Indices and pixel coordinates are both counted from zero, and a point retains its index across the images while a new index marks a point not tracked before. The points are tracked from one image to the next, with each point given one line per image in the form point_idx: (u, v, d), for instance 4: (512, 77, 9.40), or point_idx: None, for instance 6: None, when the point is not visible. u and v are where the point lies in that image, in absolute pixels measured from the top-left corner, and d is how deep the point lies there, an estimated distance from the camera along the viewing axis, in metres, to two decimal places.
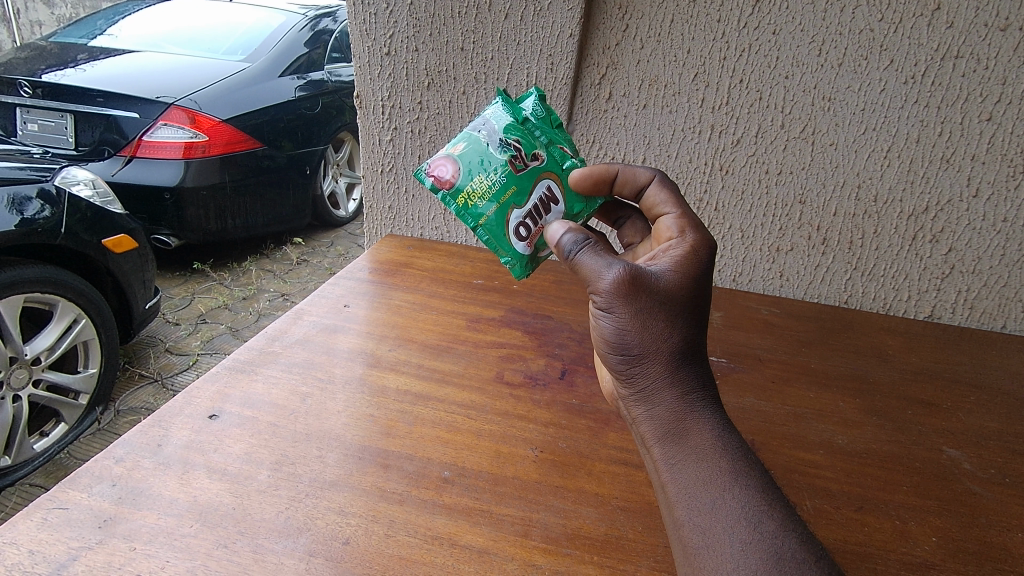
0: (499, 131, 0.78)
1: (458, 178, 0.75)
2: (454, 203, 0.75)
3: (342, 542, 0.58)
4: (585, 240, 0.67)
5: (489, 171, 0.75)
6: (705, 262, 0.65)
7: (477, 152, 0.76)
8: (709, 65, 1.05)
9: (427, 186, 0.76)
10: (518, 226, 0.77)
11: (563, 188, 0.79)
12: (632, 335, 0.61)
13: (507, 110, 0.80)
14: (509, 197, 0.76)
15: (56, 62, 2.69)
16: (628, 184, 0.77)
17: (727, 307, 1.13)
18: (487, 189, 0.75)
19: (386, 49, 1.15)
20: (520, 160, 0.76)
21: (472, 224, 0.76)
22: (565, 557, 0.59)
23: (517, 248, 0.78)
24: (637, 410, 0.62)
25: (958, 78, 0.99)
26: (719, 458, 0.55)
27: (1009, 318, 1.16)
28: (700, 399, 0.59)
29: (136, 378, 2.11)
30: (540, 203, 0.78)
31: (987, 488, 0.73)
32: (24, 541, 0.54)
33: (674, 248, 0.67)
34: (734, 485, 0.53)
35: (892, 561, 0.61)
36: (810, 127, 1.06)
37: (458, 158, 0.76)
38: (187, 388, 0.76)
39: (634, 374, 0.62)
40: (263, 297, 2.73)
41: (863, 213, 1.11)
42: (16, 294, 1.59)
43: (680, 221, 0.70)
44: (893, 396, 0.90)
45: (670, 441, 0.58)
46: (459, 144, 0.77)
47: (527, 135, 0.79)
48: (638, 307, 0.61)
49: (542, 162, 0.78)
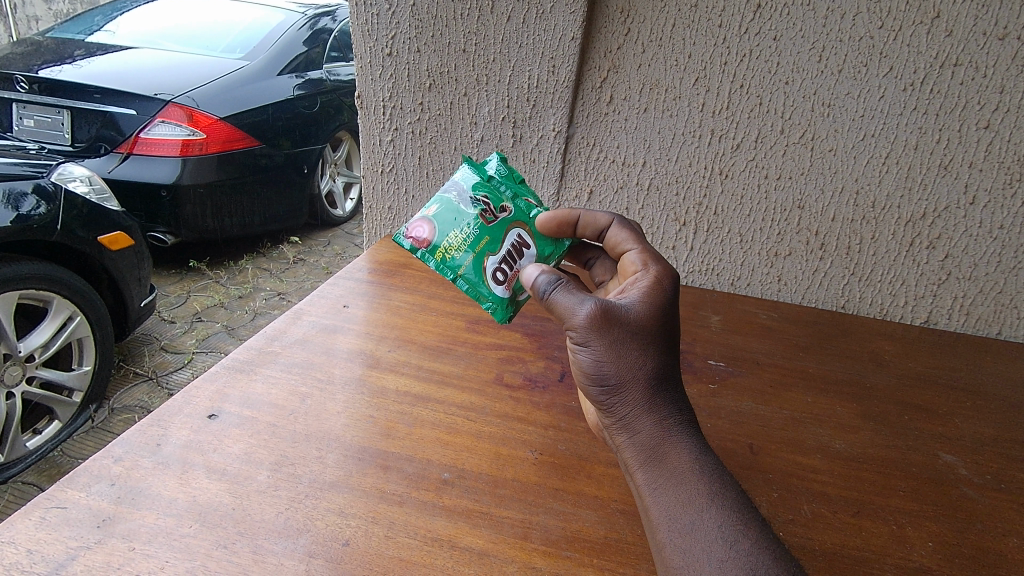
0: (468, 190, 0.80)
1: (433, 236, 0.77)
2: (433, 259, 0.76)
3: (342, 543, 0.58)
4: (558, 280, 0.67)
5: (460, 225, 0.77)
6: (670, 291, 0.66)
7: (451, 210, 0.78)
8: (710, 70, 1.06)
9: (404, 248, 0.77)
10: (495, 272, 0.78)
11: (533, 234, 0.80)
12: (609, 367, 0.61)
13: (473, 169, 0.82)
14: (484, 247, 0.77)
15: (53, 57, 2.68)
16: (589, 227, 0.78)
17: (724, 312, 1.14)
18: (462, 242, 0.77)
19: (387, 50, 1.16)
20: (490, 212, 0.78)
21: (452, 275, 0.77)
22: (565, 559, 0.59)
23: (496, 292, 0.78)
24: (618, 437, 0.62)
25: (957, 86, 1.00)
26: (696, 479, 0.56)
27: (1004, 324, 1.16)
28: (676, 423, 0.60)
29: (130, 376, 2.11)
30: (512, 248, 0.79)
31: (982, 494, 0.73)
32: (23, 540, 0.54)
33: (640, 280, 0.67)
34: (711, 506, 0.54)
35: (889, 565, 0.61)
36: (809, 133, 1.07)
37: (433, 217, 0.78)
38: (187, 387, 0.76)
39: (614, 405, 0.62)
40: (259, 296, 2.72)
41: (861, 219, 1.12)
42: (11, 291, 1.58)
43: (644, 255, 0.72)
44: (889, 401, 0.91)
45: (652, 466, 0.58)
46: (432, 206, 0.79)
47: (494, 190, 0.81)
48: (612, 339, 0.61)
49: (511, 213, 0.80)
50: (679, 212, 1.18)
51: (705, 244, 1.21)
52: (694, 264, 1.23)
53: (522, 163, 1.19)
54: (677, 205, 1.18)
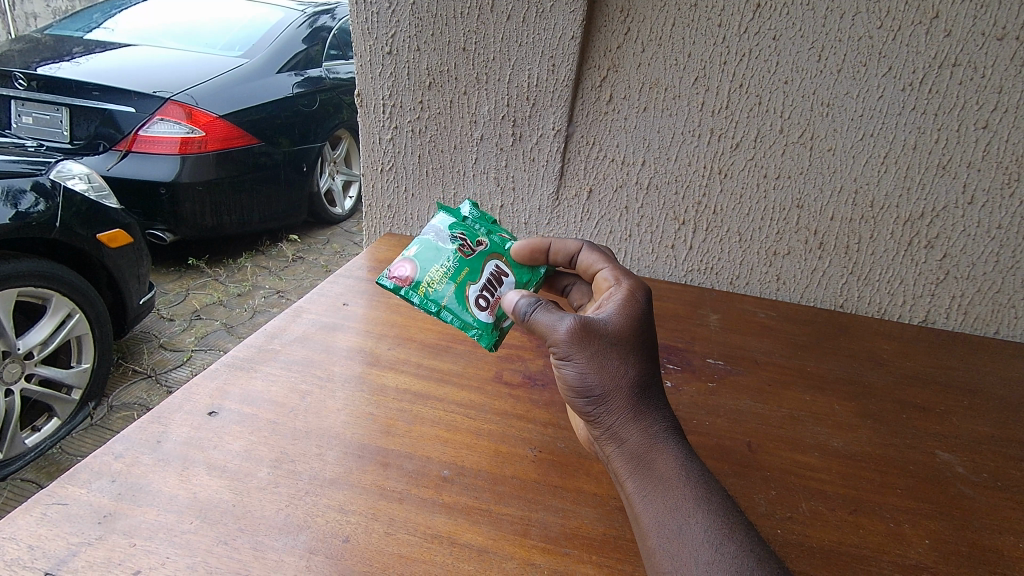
0: (444, 230, 0.81)
1: (415, 272, 0.76)
2: (417, 295, 0.75)
3: (342, 539, 0.58)
4: (537, 299, 0.67)
5: (441, 260, 0.78)
6: (644, 302, 0.67)
7: (430, 248, 0.79)
8: (710, 69, 1.06)
9: (387, 288, 0.76)
10: (478, 299, 0.77)
11: (509, 263, 0.82)
12: (593, 378, 0.61)
13: (447, 212, 0.84)
14: (464, 277, 0.78)
15: (52, 54, 2.67)
16: (561, 253, 0.80)
17: (723, 310, 1.14)
18: (444, 276, 0.77)
19: (388, 48, 1.16)
20: (467, 246, 0.80)
21: (436, 307, 0.76)
22: (563, 556, 0.59)
23: (481, 318, 0.77)
24: (607, 447, 0.62)
25: (955, 86, 1.00)
26: (682, 485, 0.56)
27: (1001, 324, 1.17)
28: (662, 430, 0.60)
29: (130, 373, 2.11)
30: (492, 276, 0.80)
31: (979, 492, 0.73)
32: (24, 536, 0.54)
33: (615, 294, 0.68)
34: (697, 511, 0.54)
35: (887, 563, 0.62)
36: (809, 133, 1.07)
37: (413, 257, 0.78)
38: (187, 384, 0.76)
39: (600, 416, 0.61)
40: (258, 294, 2.72)
41: (860, 218, 1.12)
42: (9, 288, 1.58)
43: (616, 271, 0.73)
44: (887, 400, 0.91)
45: (641, 473, 0.58)
46: (412, 248, 0.80)
47: (469, 228, 0.83)
48: (593, 351, 0.62)
49: (487, 246, 0.82)
50: (678, 211, 1.19)
51: (704, 243, 1.21)
52: (694, 263, 1.24)
53: (521, 161, 1.19)
54: (677, 204, 1.18)
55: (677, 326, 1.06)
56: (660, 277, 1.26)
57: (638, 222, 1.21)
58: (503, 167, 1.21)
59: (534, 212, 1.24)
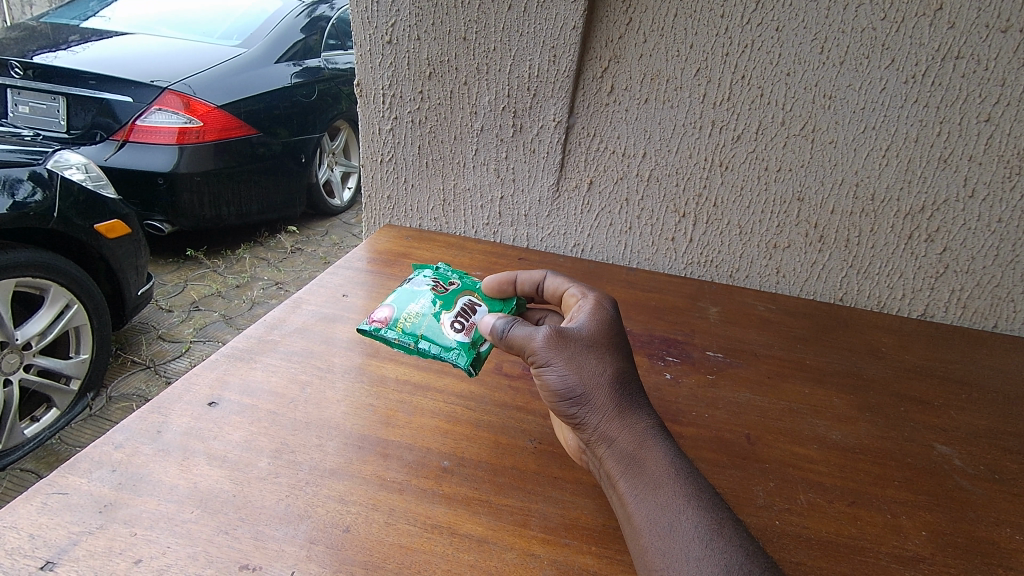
0: (417, 280, 0.85)
1: (391, 312, 0.77)
2: (394, 331, 0.75)
3: (343, 529, 0.58)
4: (510, 315, 0.68)
5: (416, 299, 0.79)
6: (612, 309, 0.69)
7: (405, 294, 0.81)
8: (711, 61, 1.05)
9: (366, 332, 0.75)
10: (453, 322, 0.76)
11: (482, 297, 0.82)
12: (574, 378, 0.61)
13: (419, 270, 0.89)
14: (438, 308, 0.78)
15: (48, 43, 2.65)
16: (528, 283, 0.80)
17: (722, 303, 1.15)
18: (419, 310, 0.77)
19: (388, 37, 1.15)
20: (439, 287, 0.82)
21: (415, 340, 0.74)
22: (563, 547, 0.59)
23: (458, 339, 0.74)
24: (598, 447, 0.60)
25: (958, 79, 0.99)
26: (672, 481, 0.55)
27: (1000, 317, 1.17)
28: (650, 427, 0.60)
29: (128, 364, 2.11)
30: (466, 305, 0.79)
31: (976, 484, 0.74)
32: (25, 525, 0.54)
33: (584, 305, 0.70)
34: (688, 507, 0.53)
35: (884, 554, 0.62)
36: (810, 125, 1.07)
37: (390, 303, 0.79)
38: (187, 375, 0.76)
39: (585, 417, 0.61)
40: (257, 285, 2.72)
41: (860, 211, 1.12)
42: (7, 278, 1.57)
43: (581, 286, 0.75)
44: (885, 393, 0.91)
45: (631, 472, 0.57)
46: (389, 298, 0.81)
47: (440, 275, 0.86)
48: (570, 353, 0.62)
49: (459, 286, 0.84)
50: (679, 204, 1.18)
51: (704, 236, 1.21)
52: (693, 255, 1.24)
53: (522, 153, 1.19)
54: (677, 196, 1.18)
55: (676, 319, 1.06)
56: (660, 269, 1.26)
57: (638, 214, 1.21)
58: (504, 159, 1.20)
59: (535, 203, 1.24)
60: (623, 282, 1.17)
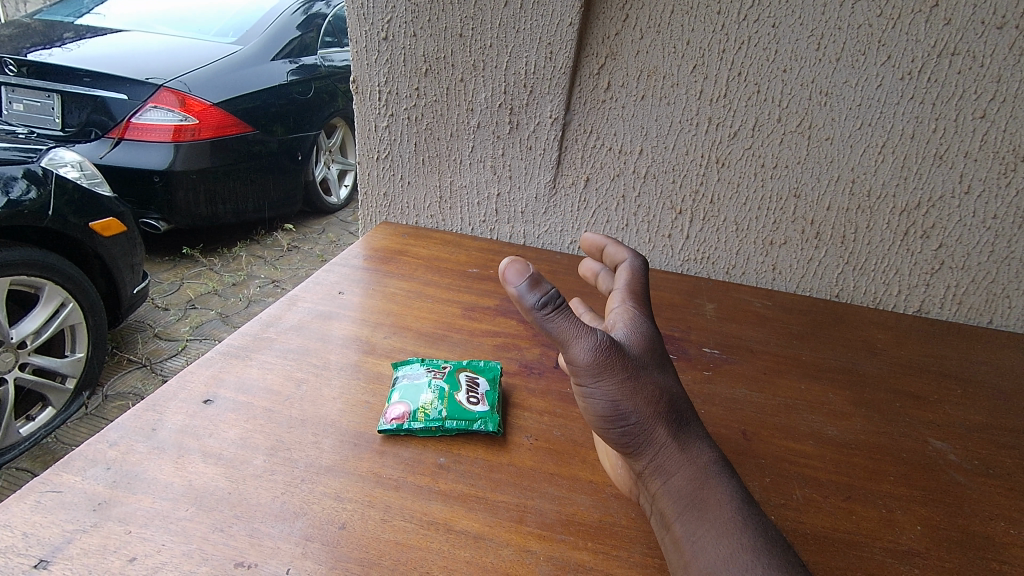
0: (409, 370, 0.79)
1: (406, 406, 0.72)
2: (417, 423, 0.70)
3: (338, 527, 0.58)
4: (558, 296, 0.56)
5: (421, 387, 0.75)
6: (656, 336, 0.63)
7: (409, 386, 0.75)
8: (708, 57, 1.05)
9: (390, 432, 0.70)
10: (468, 395, 0.75)
11: (475, 368, 0.81)
12: (621, 406, 0.56)
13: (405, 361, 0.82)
14: (449, 389, 0.75)
15: (42, 40, 2.63)
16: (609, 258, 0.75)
17: (719, 300, 1.15)
18: (432, 395, 0.74)
19: (383, 34, 1.14)
20: (438, 373, 0.78)
21: (439, 421, 0.70)
22: (559, 543, 0.59)
23: (480, 409, 0.73)
24: (653, 483, 0.56)
25: (954, 75, 0.99)
26: (740, 531, 0.51)
27: (995, 313, 1.17)
28: (712, 464, 0.56)
29: (124, 363, 2.10)
30: (469, 381, 0.78)
31: (971, 479, 0.74)
32: (18, 523, 0.54)
33: (629, 322, 0.63)
34: (756, 564, 0.49)
35: (879, 548, 0.62)
36: (807, 122, 1.07)
37: (397, 398, 0.74)
38: (181, 372, 0.76)
39: (640, 448, 0.56)
40: (254, 283, 2.71)
41: (856, 208, 1.12)
42: (1, 277, 1.56)
43: (632, 297, 0.67)
44: (881, 389, 0.92)
45: (692, 515, 0.53)
46: (392, 394, 0.75)
47: (430, 361, 0.82)
48: (621, 378, 0.56)
49: (452, 364, 0.81)
50: (675, 200, 1.18)
51: (700, 233, 1.21)
52: (690, 252, 1.24)
53: (518, 149, 1.18)
54: (673, 193, 1.18)
55: (673, 316, 1.06)
56: (656, 266, 1.26)
57: (635, 211, 1.21)
58: (500, 155, 1.20)
59: (531, 200, 1.23)
60: None
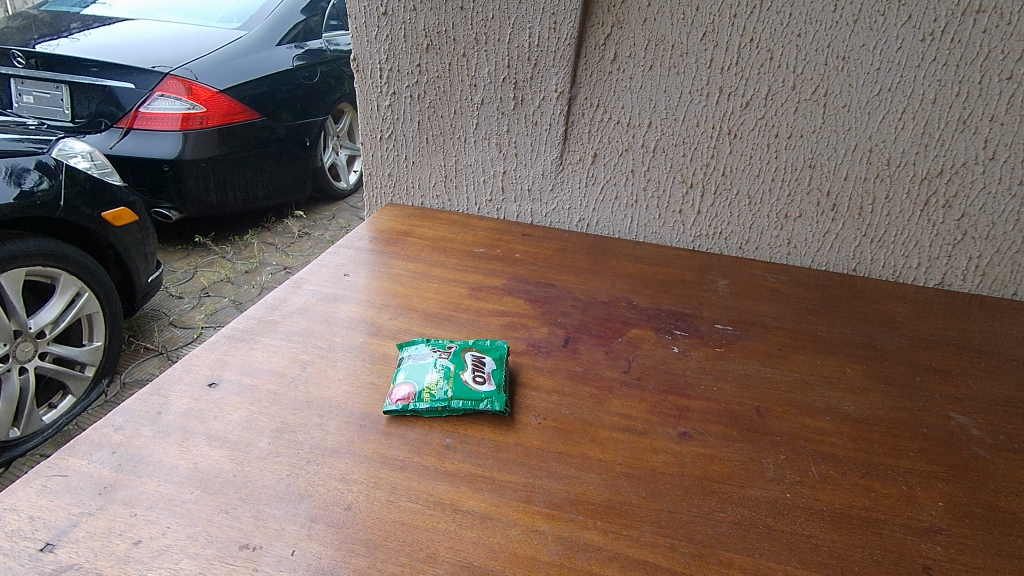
0: (414, 351, 0.78)
1: (411, 387, 0.71)
2: (423, 403, 0.69)
3: (343, 507, 0.57)
4: None
5: (427, 368, 0.74)
6: None
7: (415, 366, 0.74)
8: (719, 23, 1.01)
9: (395, 413, 0.69)
10: (474, 374, 0.74)
11: (481, 348, 0.80)
12: None
13: (411, 342, 0.81)
14: (453, 370, 0.74)
15: (49, 30, 2.63)
16: None
17: (732, 276, 1.12)
18: (437, 375, 0.73)
19: (383, 9, 1.12)
20: (443, 353, 0.77)
21: (445, 401, 0.69)
22: (568, 522, 0.58)
23: (486, 389, 0.72)
24: None
25: (979, 35, 0.94)
26: None
27: (1020, 285, 1.13)
28: None
29: (141, 351, 2.13)
30: (475, 360, 0.77)
31: (995, 454, 0.71)
32: (24, 507, 0.54)
33: None
34: None
35: (898, 525, 0.60)
36: (822, 88, 1.03)
37: (402, 378, 0.73)
38: (187, 356, 0.76)
39: None
40: (266, 270, 2.72)
41: (874, 177, 1.08)
42: (17, 268, 1.58)
43: None
44: (900, 364, 0.89)
45: None
46: (398, 374, 0.74)
47: (436, 341, 0.81)
48: None
49: (457, 345, 0.80)
50: (686, 173, 1.15)
51: (712, 207, 1.18)
52: (701, 228, 1.21)
53: (523, 126, 1.16)
54: (684, 166, 1.15)
55: (684, 292, 1.04)
56: (667, 243, 1.23)
57: (644, 186, 1.18)
58: (505, 132, 1.17)
59: (538, 177, 1.21)
60: (629, 257, 1.15)
